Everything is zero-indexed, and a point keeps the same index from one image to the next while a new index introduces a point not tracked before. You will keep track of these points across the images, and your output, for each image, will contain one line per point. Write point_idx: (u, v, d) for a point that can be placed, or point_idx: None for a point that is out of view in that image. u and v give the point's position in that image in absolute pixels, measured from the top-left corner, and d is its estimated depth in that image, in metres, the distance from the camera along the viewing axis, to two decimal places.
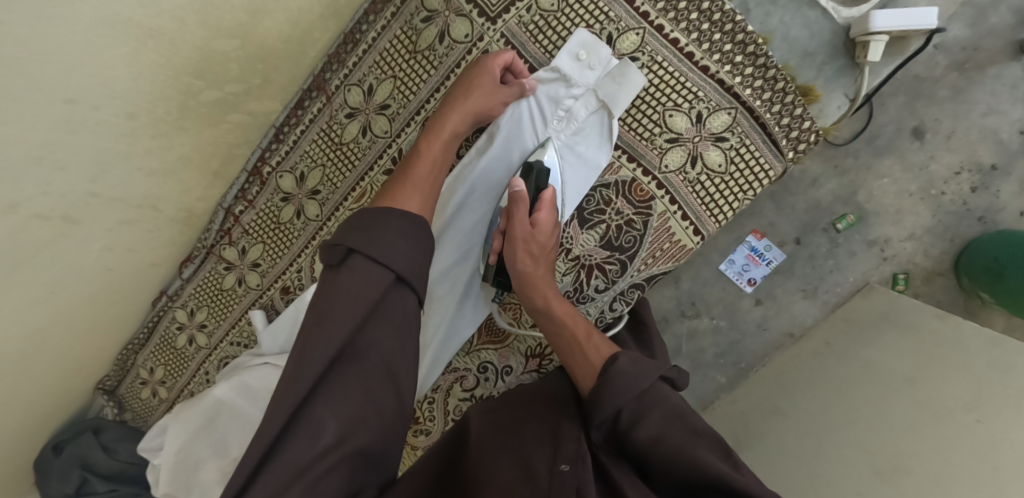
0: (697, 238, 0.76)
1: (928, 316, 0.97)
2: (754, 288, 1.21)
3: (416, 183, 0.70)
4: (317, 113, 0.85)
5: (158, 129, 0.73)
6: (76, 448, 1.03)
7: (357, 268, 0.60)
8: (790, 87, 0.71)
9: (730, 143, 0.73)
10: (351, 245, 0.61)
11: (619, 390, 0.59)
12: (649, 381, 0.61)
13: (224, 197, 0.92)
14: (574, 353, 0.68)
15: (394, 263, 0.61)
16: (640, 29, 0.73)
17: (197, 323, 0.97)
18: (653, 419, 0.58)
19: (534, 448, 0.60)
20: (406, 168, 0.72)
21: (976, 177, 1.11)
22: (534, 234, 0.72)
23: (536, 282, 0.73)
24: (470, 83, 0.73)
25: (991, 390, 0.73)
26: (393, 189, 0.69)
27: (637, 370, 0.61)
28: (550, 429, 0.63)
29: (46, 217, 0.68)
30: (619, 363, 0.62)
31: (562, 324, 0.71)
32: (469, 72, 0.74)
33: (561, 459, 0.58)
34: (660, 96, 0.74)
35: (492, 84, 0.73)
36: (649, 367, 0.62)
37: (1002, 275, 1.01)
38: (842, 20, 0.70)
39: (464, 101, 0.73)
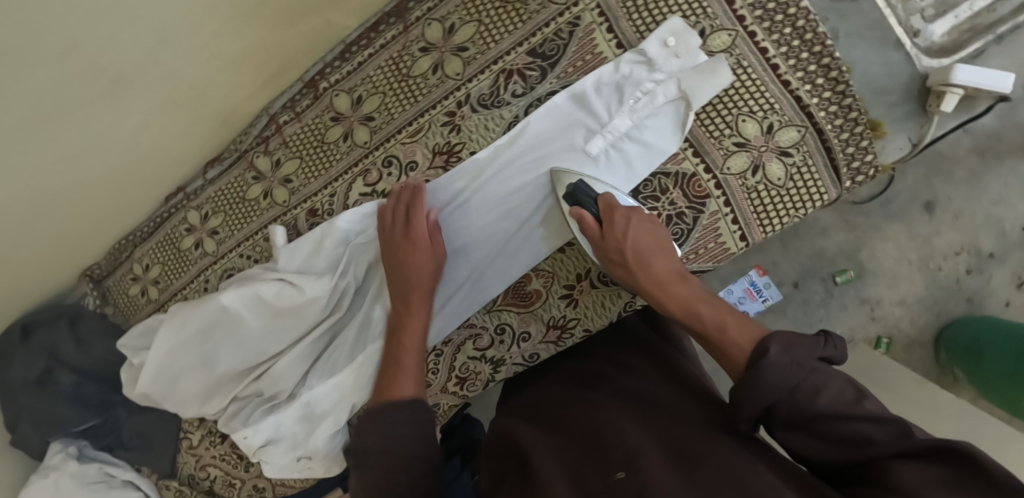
0: (742, 244, 0.77)
1: (908, 379, 1.02)
2: None
3: (406, 372, 0.71)
4: (390, 40, 0.83)
5: (234, 10, 0.69)
6: (48, 334, 0.95)
7: (382, 456, 0.61)
8: (861, 119, 0.74)
9: (793, 159, 0.75)
10: (366, 444, 0.62)
11: (775, 384, 0.52)
12: (807, 370, 0.52)
13: (272, 103, 0.88)
14: (720, 350, 0.60)
15: (405, 444, 0.62)
16: (733, 31, 0.75)
17: (208, 229, 0.92)
18: (821, 409, 0.50)
19: (581, 463, 0.54)
20: (393, 360, 0.74)
21: (973, 260, 1.17)
22: (630, 235, 0.70)
23: (665, 281, 0.68)
24: (403, 252, 0.78)
25: None
26: (385, 390, 0.70)
27: (791, 362, 0.53)
28: (594, 443, 0.57)
29: (99, 71, 0.65)
30: (769, 351, 0.54)
31: (694, 321, 0.64)
32: (396, 247, 0.79)
33: (614, 469, 0.51)
34: (738, 99, 0.75)
35: (429, 251, 0.78)
36: (805, 346, 0.54)
37: (980, 355, 1.05)
38: (922, 68, 0.73)
39: (407, 273, 0.77)
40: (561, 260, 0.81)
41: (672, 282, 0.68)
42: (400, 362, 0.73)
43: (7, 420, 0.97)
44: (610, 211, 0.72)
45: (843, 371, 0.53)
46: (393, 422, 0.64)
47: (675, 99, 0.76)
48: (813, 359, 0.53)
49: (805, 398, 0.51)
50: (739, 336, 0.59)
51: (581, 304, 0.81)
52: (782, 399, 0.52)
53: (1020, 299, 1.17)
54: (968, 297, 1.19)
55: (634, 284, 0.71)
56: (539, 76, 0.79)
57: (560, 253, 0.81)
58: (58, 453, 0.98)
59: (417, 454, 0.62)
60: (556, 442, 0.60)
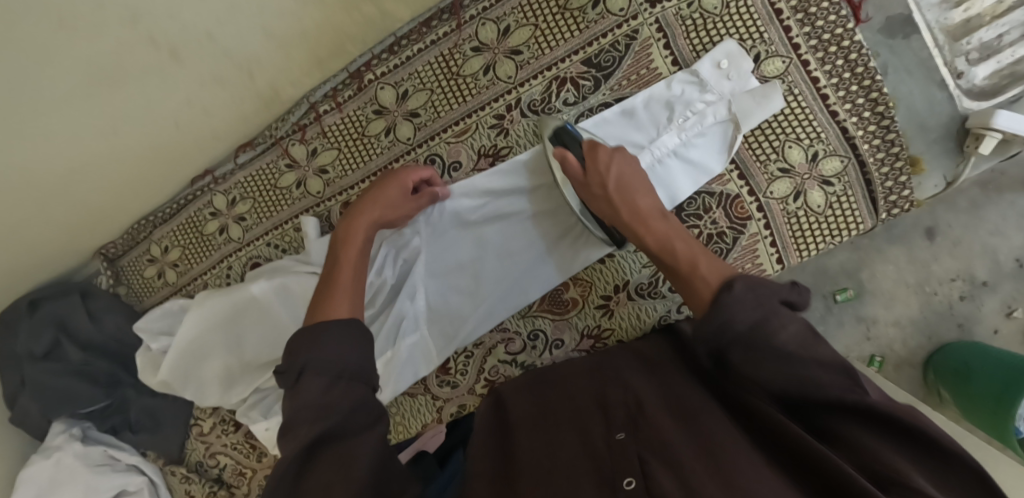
0: (778, 267, 0.79)
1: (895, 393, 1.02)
2: None
3: (342, 288, 0.64)
4: (442, 36, 0.81)
5: None
6: (60, 307, 0.92)
7: (318, 373, 0.53)
8: (902, 155, 0.76)
9: (834, 189, 0.77)
10: (305, 363, 0.54)
11: (736, 320, 0.48)
12: (767, 308, 0.48)
13: (313, 91, 0.85)
14: (686, 281, 0.58)
15: (344, 363, 0.55)
16: (787, 58, 0.76)
17: (235, 215, 0.91)
18: (786, 356, 0.46)
19: (581, 431, 0.57)
20: (330, 277, 0.67)
21: (967, 286, 1.19)
22: (613, 168, 0.69)
23: (645, 216, 0.66)
24: (379, 194, 0.75)
25: None
26: (319, 304, 0.62)
27: (753, 298, 0.48)
28: (599, 401, 0.61)
29: (156, 44, 0.62)
30: (731, 286, 0.50)
31: (666, 257, 0.62)
32: (374, 189, 0.76)
33: (616, 429, 0.54)
34: (787, 126, 0.77)
35: (399, 194, 0.75)
36: (769, 287, 0.49)
37: (970, 378, 1.07)
38: (962, 109, 0.76)
39: (376, 211, 0.74)
40: (600, 270, 0.82)
41: (652, 217, 0.66)
42: (335, 278, 0.66)
43: (6, 394, 0.95)
44: (594, 149, 0.71)
45: (804, 316, 0.48)
46: (338, 338, 0.56)
47: (724, 121, 0.76)
48: (778, 301, 0.49)
49: (766, 331, 0.47)
50: (708, 268, 0.56)
51: (616, 316, 0.82)
52: (738, 330, 0.48)
53: (1007, 327, 1.18)
54: (959, 322, 1.20)
55: (614, 217, 0.69)
56: (592, 87, 0.79)
57: (600, 264, 0.82)
58: (60, 434, 0.96)
59: (352, 377, 0.55)
60: (557, 418, 0.61)
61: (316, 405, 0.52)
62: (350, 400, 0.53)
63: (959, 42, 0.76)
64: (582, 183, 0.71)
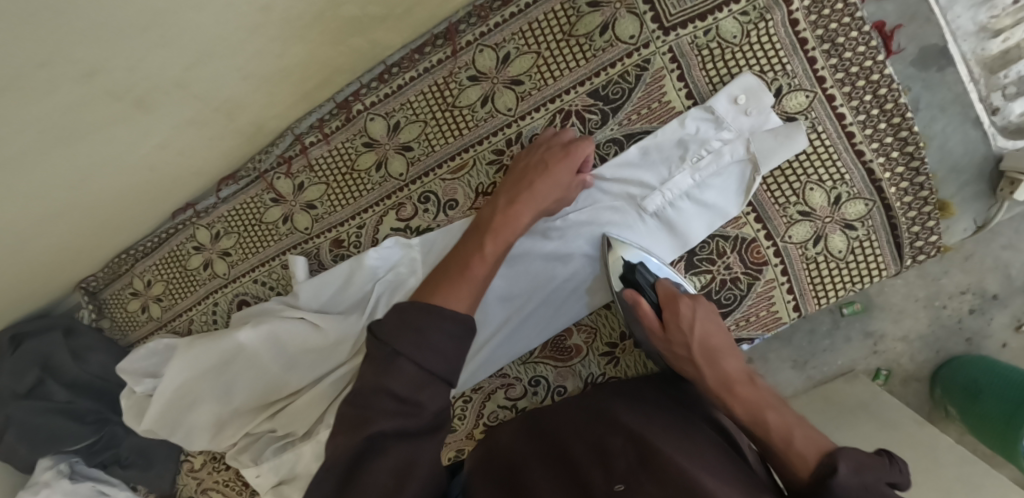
0: (794, 314, 0.75)
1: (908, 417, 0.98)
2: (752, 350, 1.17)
3: (472, 278, 0.55)
4: (436, 64, 0.75)
5: (282, 31, 0.60)
6: (40, 346, 0.87)
7: (411, 362, 0.45)
8: (932, 199, 0.71)
9: (857, 233, 0.72)
10: (397, 347, 0.46)
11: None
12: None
13: (298, 122, 0.79)
14: (782, 461, 0.54)
15: (438, 367, 0.46)
16: (811, 93, 0.70)
17: (219, 250, 0.86)
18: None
19: (574, 475, 0.51)
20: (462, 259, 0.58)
21: (977, 300, 1.14)
22: (697, 329, 0.64)
23: (734, 384, 0.60)
24: (537, 177, 0.67)
25: None
26: (434, 287, 0.54)
27: (862, 485, 0.47)
28: (597, 442, 0.55)
29: (118, 96, 0.56)
30: (838, 468, 0.48)
31: (754, 431, 0.58)
32: (532, 170, 0.68)
33: (614, 478, 0.48)
34: (808, 166, 0.71)
35: (563, 178, 0.68)
36: (877, 469, 0.48)
37: (977, 397, 1.03)
38: (996, 149, 0.71)
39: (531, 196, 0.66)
40: (606, 316, 0.77)
41: (738, 382, 0.60)
42: (471, 265, 0.57)
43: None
44: (673, 299, 0.66)
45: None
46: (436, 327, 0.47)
47: (742, 160, 0.70)
48: (885, 483, 0.47)
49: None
50: (806, 453, 0.53)
51: (622, 363, 0.78)
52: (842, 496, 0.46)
53: (1016, 342, 1.13)
54: (968, 337, 1.15)
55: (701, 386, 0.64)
56: (599, 121, 0.73)
57: (605, 309, 0.77)
58: (48, 470, 0.90)
59: (443, 377, 0.47)
60: (550, 458, 0.55)
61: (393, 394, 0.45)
62: (431, 398, 0.46)
63: (996, 74, 0.70)
64: (654, 331, 0.67)
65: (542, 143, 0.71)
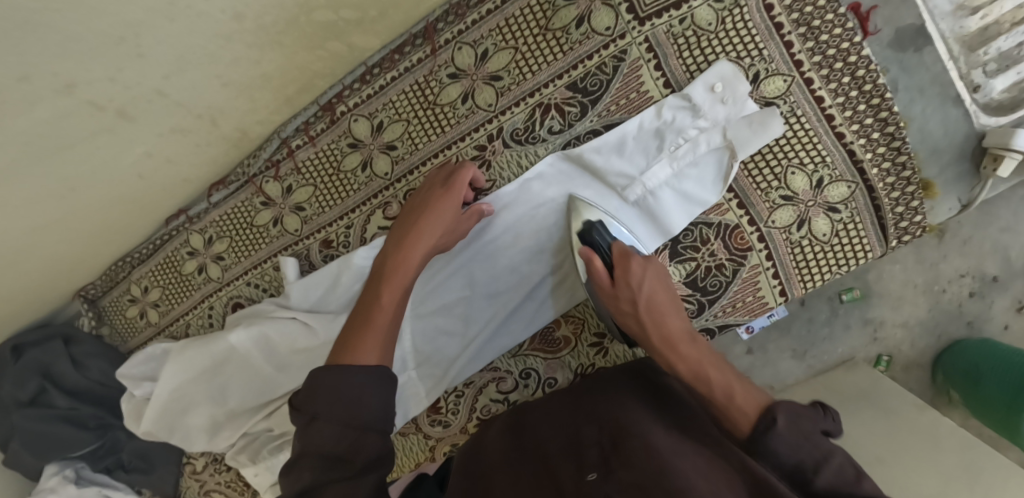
0: (780, 299, 0.75)
1: (907, 404, 0.96)
2: (749, 336, 1.19)
3: (376, 331, 0.56)
4: (416, 63, 0.76)
5: (256, 38, 0.61)
6: (42, 355, 0.89)
7: (331, 420, 0.47)
8: (915, 179, 0.71)
9: (840, 216, 0.72)
10: (313, 410, 0.47)
11: (784, 444, 0.47)
12: (822, 442, 0.47)
13: (284, 125, 0.81)
14: (720, 414, 0.54)
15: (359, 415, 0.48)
16: (789, 77, 0.70)
17: (213, 254, 0.87)
18: (788, 438, 0.47)
19: (548, 466, 0.54)
20: (360, 318, 0.59)
21: (977, 283, 1.13)
22: (645, 287, 0.65)
23: (677, 341, 0.61)
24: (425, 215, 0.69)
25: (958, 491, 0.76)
26: (345, 346, 0.54)
27: (796, 429, 0.48)
28: (574, 438, 0.57)
29: (100, 106, 0.58)
30: (775, 418, 0.49)
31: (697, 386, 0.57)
32: (424, 206, 0.69)
33: (586, 468, 0.51)
34: (789, 150, 0.71)
35: (451, 214, 0.69)
36: (812, 419, 0.49)
37: (978, 382, 1.03)
38: (979, 126, 0.71)
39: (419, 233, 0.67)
40: (593, 307, 0.78)
41: (682, 341, 0.61)
42: (371, 317, 0.58)
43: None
44: (626, 258, 0.67)
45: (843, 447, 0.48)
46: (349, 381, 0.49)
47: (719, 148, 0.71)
48: (819, 433, 0.48)
49: (799, 445, 0.47)
50: (748, 403, 0.52)
51: (611, 353, 0.78)
52: (778, 448, 0.47)
53: (1018, 324, 1.13)
54: (968, 320, 1.15)
55: (644, 338, 0.65)
56: (578, 113, 0.74)
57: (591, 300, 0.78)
58: (54, 476, 0.92)
59: (369, 426, 0.48)
60: (531, 447, 0.59)
61: (325, 453, 0.47)
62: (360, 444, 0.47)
63: (976, 52, 0.70)
64: (602, 289, 0.68)
65: (421, 190, 0.73)
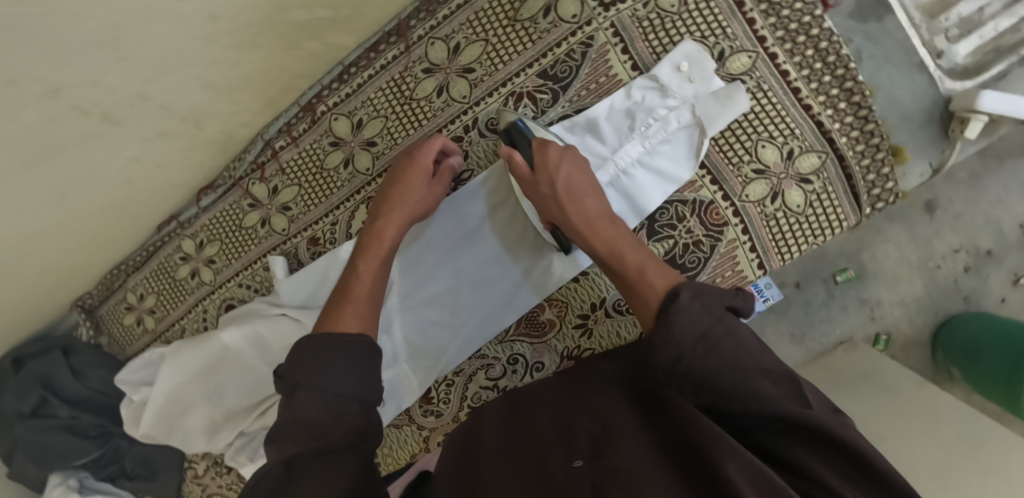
0: (760, 272, 0.76)
1: (906, 380, 0.97)
2: (746, 322, 1.18)
3: (354, 302, 0.62)
4: (391, 60, 0.79)
5: (233, 39, 0.64)
6: (41, 366, 0.91)
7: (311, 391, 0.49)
8: (883, 145, 0.72)
9: (813, 186, 0.73)
10: (296, 380, 0.50)
11: (685, 321, 0.48)
12: (721, 320, 0.48)
13: (267, 128, 0.84)
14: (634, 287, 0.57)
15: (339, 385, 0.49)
16: (753, 53, 0.72)
17: (205, 258, 0.90)
18: (693, 319, 0.48)
19: (535, 451, 0.51)
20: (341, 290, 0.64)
21: (971, 258, 1.13)
22: (561, 172, 0.67)
23: (593, 219, 0.65)
24: (398, 187, 0.72)
25: (962, 465, 0.75)
26: (330, 316, 0.59)
27: (702, 310, 0.49)
28: (565, 428, 0.54)
29: (85, 110, 0.60)
30: (679, 297, 0.50)
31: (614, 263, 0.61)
32: (394, 180, 0.73)
33: (575, 456, 0.48)
34: (757, 124, 0.73)
35: (422, 183, 0.72)
36: (716, 296, 0.50)
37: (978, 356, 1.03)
38: (945, 91, 0.72)
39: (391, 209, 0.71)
40: (576, 290, 0.79)
41: (599, 220, 0.65)
42: (349, 290, 0.64)
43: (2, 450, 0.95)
44: (543, 147, 0.68)
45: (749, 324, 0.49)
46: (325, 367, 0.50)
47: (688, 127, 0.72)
48: (723, 308, 0.50)
49: (719, 343, 0.47)
50: (658, 282, 0.56)
51: (596, 334, 0.79)
52: (693, 341, 0.47)
53: (1015, 296, 1.12)
54: (965, 295, 1.15)
55: (559, 217, 0.68)
56: (550, 100, 0.76)
57: (574, 282, 0.79)
58: (58, 486, 0.93)
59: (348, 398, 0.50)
60: (522, 434, 0.56)
61: (305, 420, 0.48)
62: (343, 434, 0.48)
63: (937, 19, 0.71)
64: (524, 187, 0.70)
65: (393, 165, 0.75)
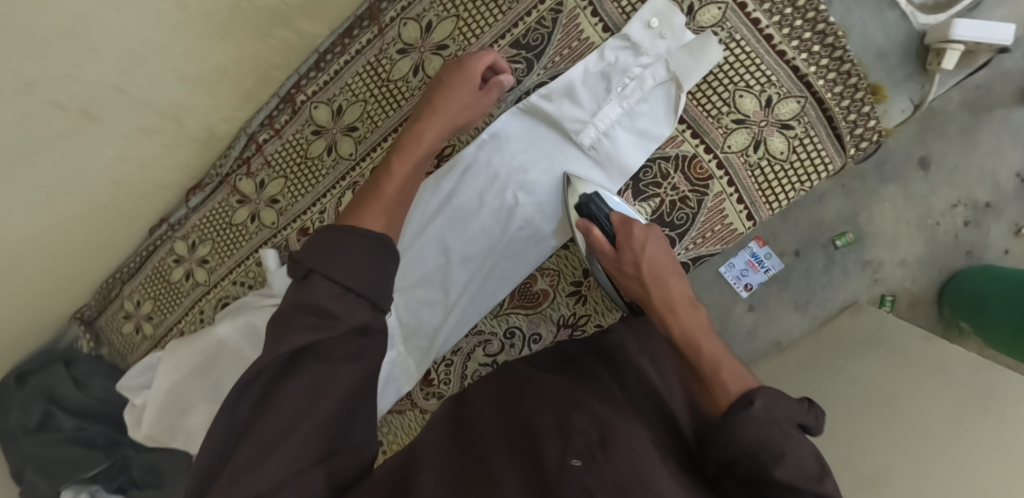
0: (749, 223, 0.75)
1: (916, 337, 0.94)
2: (750, 293, 1.17)
3: (381, 203, 0.61)
4: (366, 44, 0.79)
5: (202, 28, 0.64)
6: (46, 379, 0.92)
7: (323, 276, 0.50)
8: (861, 84, 0.72)
9: (795, 132, 0.73)
10: (310, 265, 0.51)
11: (757, 426, 0.48)
12: (792, 438, 0.47)
13: (249, 121, 0.84)
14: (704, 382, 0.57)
15: (352, 279, 0.50)
16: (723, 4, 0.72)
17: (198, 258, 0.90)
18: (764, 433, 0.47)
19: (521, 443, 0.45)
20: (370, 188, 0.63)
21: (971, 212, 1.12)
22: (647, 251, 0.68)
23: (676, 303, 0.65)
24: (444, 96, 0.70)
25: (973, 411, 0.73)
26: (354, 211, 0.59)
27: (770, 418, 0.49)
28: (560, 419, 0.47)
29: (65, 106, 0.61)
30: (752, 403, 0.50)
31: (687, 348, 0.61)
32: (442, 84, 0.70)
33: (571, 453, 0.41)
34: (733, 74, 0.73)
35: (467, 95, 0.70)
36: (789, 411, 0.50)
37: (983, 309, 1.00)
38: (919, 26, 0.71)
39: (435, 111, 0.69)
40: (567, 256, 0.79)
41: (680, 305, 0.65)
42: (380, 184, 0.62)
43: (11, 468, 0.95)
44: (627, 224, 0.71)
45: (814, 442, 0.49)
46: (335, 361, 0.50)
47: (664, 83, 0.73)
48: (792, 424, 0.49)
49: (781, 458, 0.46)
50: (732, 380, 0.55)
51: (590, 300, 0.79)
52: (750, 447, 0.47)
53: (1019, 247, 1.11)
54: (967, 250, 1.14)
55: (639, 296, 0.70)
56: (524, 69, 0.76)
57: (564, 250, 0.79)
58: None
59: (359, 293, 0.50)
60: (507, 419, 0.49)
61: (313, 303, 0.49)
62: (319, 436, 0.47)
63: None
64: (602, 258, 0.72)
65: (441, 71, 0.73)
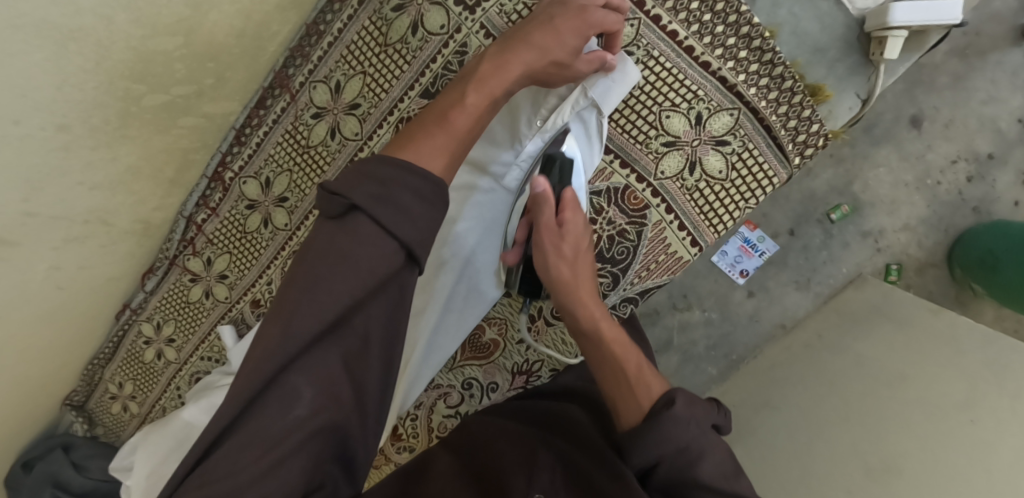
0: (694, 250, 0.71)
1: (922, 309, 0.85)
2: (746, 280, 1.07)
3: (448, 136, 0.50)
4: (281, 113, 0.78)
5: (97, 140, 0.65)
6: (48, 465, 0.97)
7: (355, 231, 0.43)
8: (798, 86, 0.65)
9: (732, 147, 0.67)
10: (353, 199, 0.43)
11: (676, 429, 0.48)
12: (705, 431, 0.49)
13: (184, 205, 0.85)
14: (625, 392, 0.54)
15: (402, 228, 0.44)
16: (635, 20, 0.66)
17: (165, 338, 0.92)
18: (691, 428, 0.48)
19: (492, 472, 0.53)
20: (437, 114, 0.52)
21: (973, 166, 0.98)
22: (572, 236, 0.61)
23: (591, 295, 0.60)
24: (546, 29, 0.56)
25: (985, 389, 0.64)
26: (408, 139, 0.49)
27: (691, 417, 0.49)
28: (525, 456, 0.55)
29: None
30: (674, 403, 0.49)
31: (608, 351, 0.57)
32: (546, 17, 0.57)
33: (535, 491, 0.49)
34: (656, 94, 0.68)
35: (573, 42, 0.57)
36: (704, 410, 0.50)
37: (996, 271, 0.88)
38: (857, 12, 0.64)
39: (530, 52, 0.56)
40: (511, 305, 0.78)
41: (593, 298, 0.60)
42: (450, 118, 0.51)
43: None
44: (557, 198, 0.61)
45: (727, 443, 0.50)
46: (340, 341, 0.45)
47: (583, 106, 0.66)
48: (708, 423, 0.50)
49: (691, 459, 0.47)
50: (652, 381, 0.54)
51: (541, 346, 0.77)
52: (664, 453, 0.48)
53: None
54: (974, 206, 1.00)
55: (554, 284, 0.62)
56: None
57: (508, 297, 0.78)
58: None
59: (403, 246, 0.44)
60: (485, 453, 0.57)
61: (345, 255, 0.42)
62: (306, 457, 0.44)
63: None
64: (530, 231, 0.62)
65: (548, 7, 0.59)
